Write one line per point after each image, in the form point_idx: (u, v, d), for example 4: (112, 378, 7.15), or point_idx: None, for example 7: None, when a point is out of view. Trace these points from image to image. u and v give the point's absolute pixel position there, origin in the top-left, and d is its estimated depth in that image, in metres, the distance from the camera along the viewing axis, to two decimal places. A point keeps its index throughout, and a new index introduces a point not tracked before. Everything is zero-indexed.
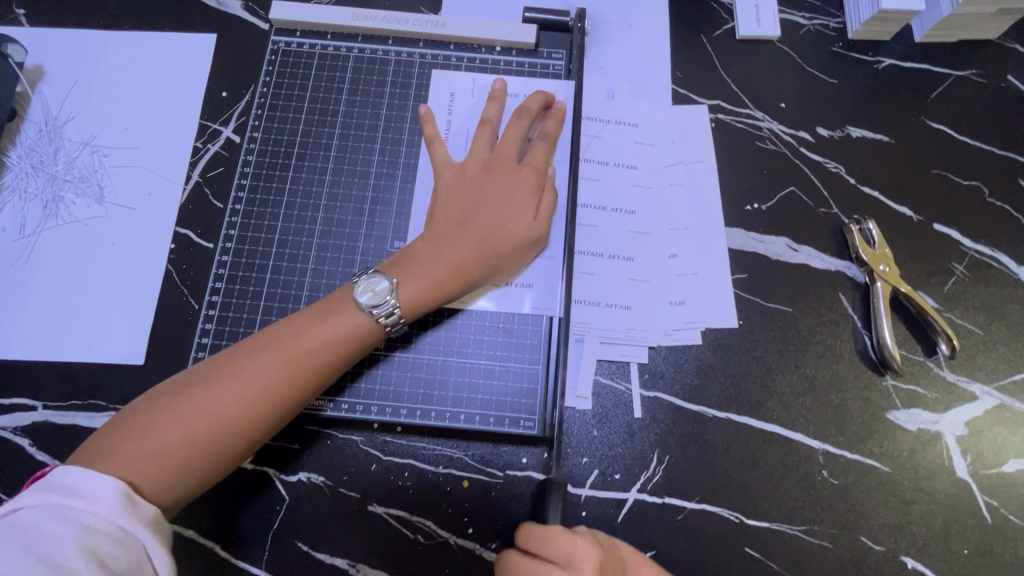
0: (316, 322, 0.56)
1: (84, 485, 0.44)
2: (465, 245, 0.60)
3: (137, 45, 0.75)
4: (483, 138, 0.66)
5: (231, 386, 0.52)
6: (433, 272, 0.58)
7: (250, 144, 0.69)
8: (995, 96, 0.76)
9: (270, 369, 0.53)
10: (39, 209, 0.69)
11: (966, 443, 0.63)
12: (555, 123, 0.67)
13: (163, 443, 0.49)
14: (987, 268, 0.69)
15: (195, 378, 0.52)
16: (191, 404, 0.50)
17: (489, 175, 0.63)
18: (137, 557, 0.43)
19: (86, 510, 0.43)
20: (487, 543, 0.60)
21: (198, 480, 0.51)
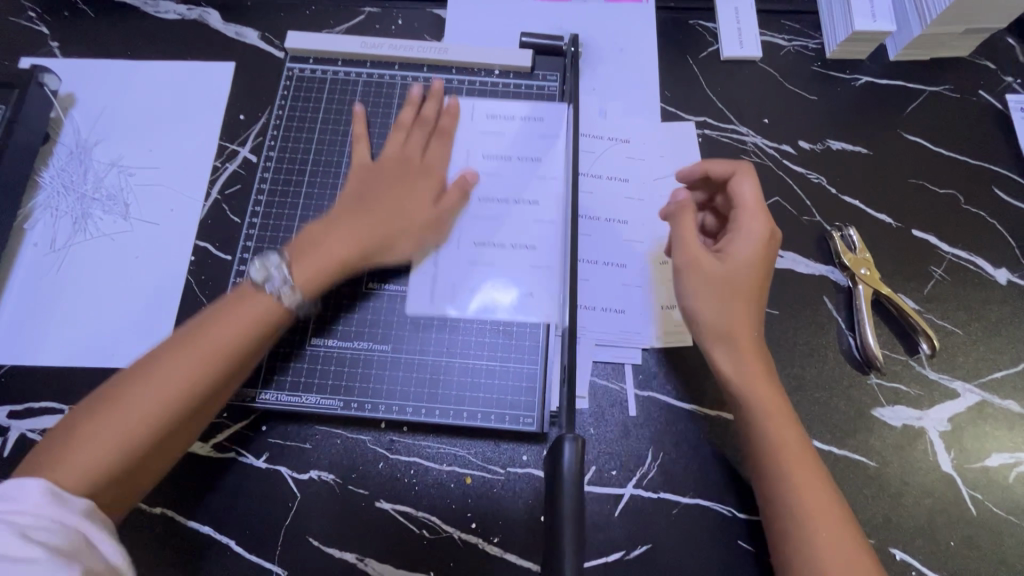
0: (223, 312, 0.57)
1: (9, 493, 0.45)
2: (376, 226, 0.64)
3: (161, 72, 0.81)
4: (408, 140, 0.70)
5: (145, 384, 0.53)
6: (339, 253, 0.62)
7: (266, 162, 0.74)
8: (967, 110, 0.80)
9: (190, 359, 0.54)
10: (68, 225, 0.74)
11: (949, 439, 0.66)
12: (472, 130, 0.72)
13: (81, 450, 0.50)
14: (964, 271, 0.73)
15: (116, 383, 0.53)
16: (105, 409, 0.51)
17: (405, 170, 0.68)
18: (80, 542, 0.45)
19: (17, 510, 0.44)
20: (490, 537, 0.62)
21: (129, 480, 0.52)
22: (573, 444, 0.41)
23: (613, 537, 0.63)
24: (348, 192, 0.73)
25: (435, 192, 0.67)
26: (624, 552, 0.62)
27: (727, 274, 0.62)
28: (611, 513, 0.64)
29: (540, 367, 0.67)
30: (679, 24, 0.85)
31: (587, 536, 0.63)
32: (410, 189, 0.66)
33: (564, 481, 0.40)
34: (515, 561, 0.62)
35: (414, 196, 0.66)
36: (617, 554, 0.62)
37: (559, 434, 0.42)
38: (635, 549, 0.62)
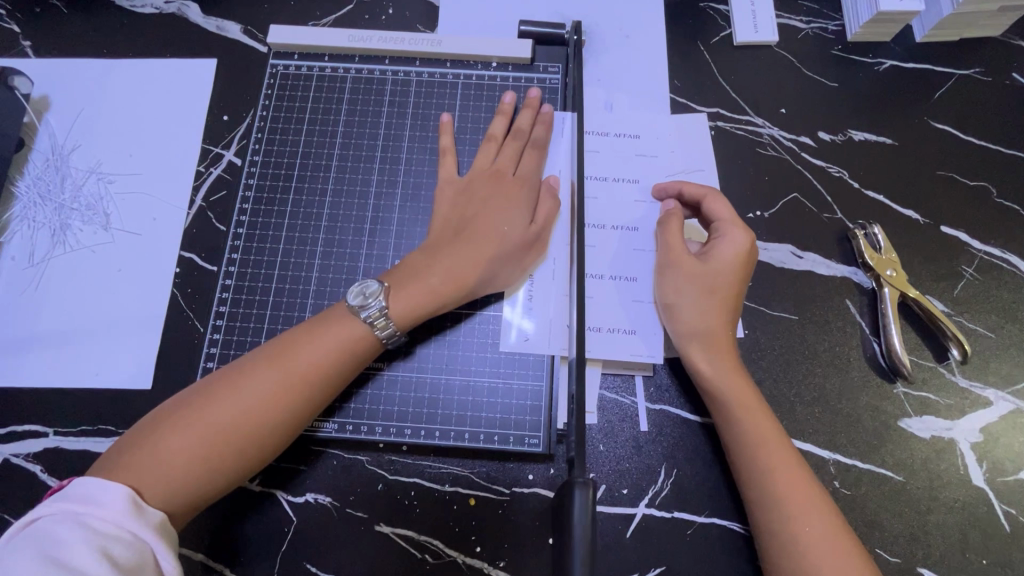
0: (318, 331, 0.56)
1: (94, 492, 0.46)
2: (458, 253, 0.60)
3: (140, 72, 0.76)
4: (486, 152, 0.66)
5: (232, 398, 0.52)
6: (429, 279, 0.59)
7: (250, 167, 0.70)
8: (1000, 95, 0.75)
9: (268, 381, 0.53)
10: (47, 237, 0.70)
11: (981, 451, 0.62)
12: (544, 128, 0.68)
13: (164, 455, 0.49)
14: (997, 270, 0.68)
15: (199, 392, 0.53)
16: (192, 419, 0.51)
17: (484, 186, 0.64)
18: (146, 559, 0.44)
19: (97, 516, 0.44)
20: (496, 561, 0.59)
21: (205, 495, 0.51)
22: (583, 492, 0.39)
23: (625, 560, 0.59)
24: (339, 198, 0.69)
25: (532, 207, 0.64)
26: None
27: (698, 269, 0.62)
28: (622, 534, 0.60)
29: (545, 383, 0.63)
30: (688, 7, 0.79)
31: (598, 559, 0.60)
32: (494, 201, 0.63)
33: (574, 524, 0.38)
34: None
35: (498, 211, 0.62)
36: None
37: (570, 482, 0.40)
38: (648, 573, 0.59)
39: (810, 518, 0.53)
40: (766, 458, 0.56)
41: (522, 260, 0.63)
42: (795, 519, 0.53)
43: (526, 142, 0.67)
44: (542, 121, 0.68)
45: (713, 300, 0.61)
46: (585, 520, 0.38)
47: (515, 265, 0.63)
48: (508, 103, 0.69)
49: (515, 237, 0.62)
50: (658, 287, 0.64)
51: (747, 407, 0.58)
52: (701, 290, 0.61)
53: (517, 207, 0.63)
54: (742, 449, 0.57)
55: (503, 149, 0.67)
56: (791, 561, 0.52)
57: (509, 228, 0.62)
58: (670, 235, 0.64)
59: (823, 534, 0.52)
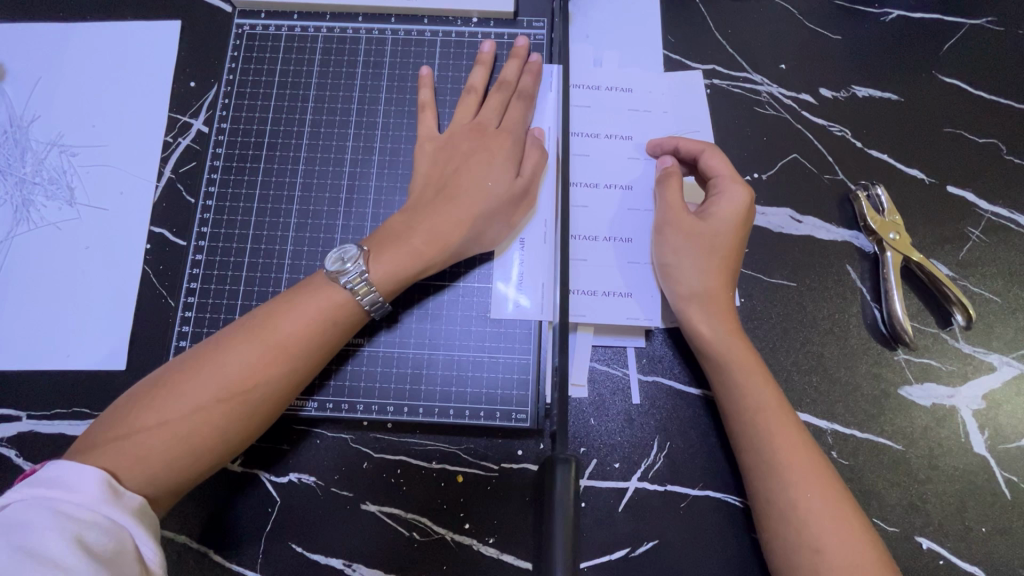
0: (297, 301, 0.53)
1: (68, 477, 0.43)
2: (443, 213, 0.57)
3: (99, 36, 0.72)
4: (467, 106, 0.63)
5: (210, 372, 0.49)
6: (412, 241, 0.56)
7: (218, 136, 0.66)
8: (1012, 45, 0.71)
9: (248, 356, 0.50)
10: (10, 214, 0.67)
11: (983, 417, 0.60)
12: (531, 80, 0.64)
13: (140, 435, 0.46)
14: (1005, 231, 0.65)
15: (176, 368, 0.50)
16: (169, 396, 0.48)
17: (465, 142, 0.61)
18: (125, 547, 0.42)
19: (72, 501, 0.42)
20: (485, 538, 0.58)
21: (188, 475, 0.48)
22: (566, 467, 0.37)
23: (618, 534, 0.58)
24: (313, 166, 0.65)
25: (517, 160, 0.61)
26: (630, 549, 0.58)
27: (699, 228, 0.59)
28: (615, 508, 0.59)
29: (532, 357, 0.61)
30: None
31: (589, 535, 0.58)
32: (477, 155, 0.60)
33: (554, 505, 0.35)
34: (513, 561, 0.57)
35: (483, 166, 0.59)
36: (622, 552, 0.58)
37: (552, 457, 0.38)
38: (641, 547, 0.58)
39: (810, 484, 0.51)
40: (767, 425, 0.54)
41: (511, 215, 0.60)
42: (795, 485, 0.51)
43: (512, 95, 0.64)
44: (529, 72, 0.65)
45: (715, 260, 0.58)
46: (567, 498, 0.36)
47: (503, 221, 0.60)
48: (487, 53, 0.65)
49: (502, 192, 0.59)
50: (655, 249, 0.61)
51: (748, 370, 0.56)
52: (700, 250, 0.58)
53: (502, 160, 0.60)
54: (741, 416, 0.55)
55: (487, 100, 0.63)
56: (793, 530, 0.50)
57: (495, 182, 0.59)
58: (670, 193, 0.61)
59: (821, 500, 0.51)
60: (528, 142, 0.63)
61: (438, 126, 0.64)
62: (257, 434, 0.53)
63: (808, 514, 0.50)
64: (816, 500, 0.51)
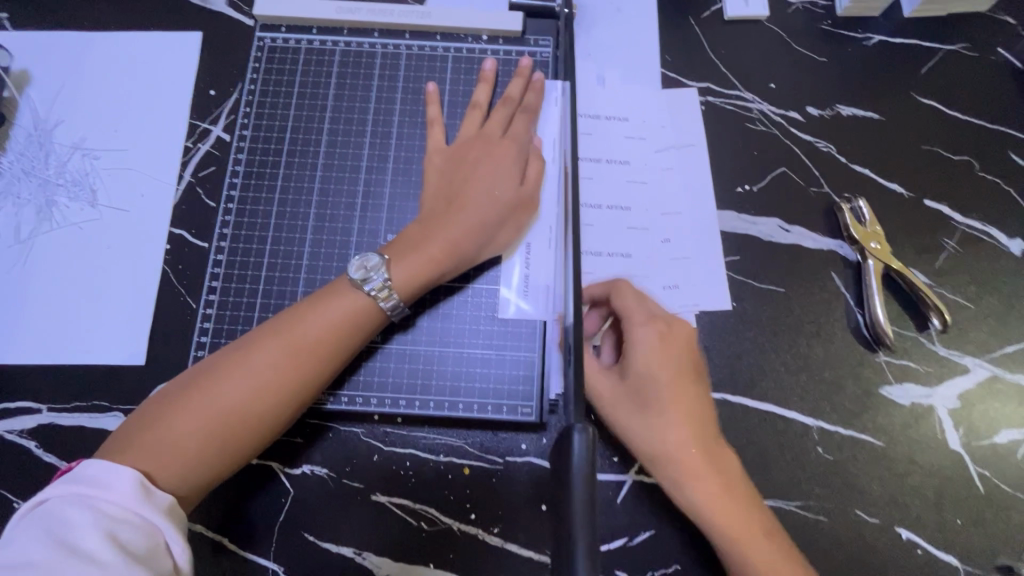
0: (321, 308, 0.56)
1: (102, 476, 0.46)
2: (456, 221, 0.61)
3: (123, 45, 0.75)
4: (473, 120, 0.67)
5: (239, 375, 0.52)
6: (428, 251, 0.59)
7: (240, 143, 0.70)
8: (984, 70, 0.76)
9: (278, 357, 0.54)
10: (33, 214, 0.69)
11: (958, 416, 0.64)
12: (535, 96, 0.68)
13: (175, 435, 0.50)
14: (978, 243, 0.70)
15: (206, 369, 0.53)
16: (201, 397, 0.51)
17: (472, 151, 0.64)
18: (157, 544, 0.45)
19: (107, 500, 0.45)
20: (490, 527, 0.61)
21: (217, 471, 0.52)
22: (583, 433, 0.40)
23: (617, 525, 0.61)
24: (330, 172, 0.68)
25: (522, 169, 0.65)
26: (628, 539, 0.61)
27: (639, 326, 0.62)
28: (614, 500, 0.62)
29: (537, 354, 0.64)
30: None
31: None
32: (484, 162, 0.64)
33: (573, 469, 0.38)
34: (516, 550, 0.60)
35: (488, 172, 0.63)
36: (621, 541, 0.61)
37: (568, 425, 0.40)
38: (639, 536, 0.61)
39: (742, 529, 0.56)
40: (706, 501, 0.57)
41: (518, 222, 0.65)
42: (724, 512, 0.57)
43: (516, 109, 0.68)
44: (533, 89, 0.69)
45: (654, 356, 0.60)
46: (585, 463, 0.38)
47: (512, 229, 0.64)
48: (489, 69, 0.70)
49: (510, 201, 0.63)
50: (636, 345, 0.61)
51: (679, 409, 0.59)
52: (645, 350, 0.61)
53: (509, 168, 0.64)
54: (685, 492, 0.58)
55: (493, 113, 0.67)
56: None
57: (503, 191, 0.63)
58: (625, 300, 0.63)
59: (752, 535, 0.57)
60: (531, 153, 0.67)
61: (446, 139, 0.68)
62: (280, 431, 0.56)
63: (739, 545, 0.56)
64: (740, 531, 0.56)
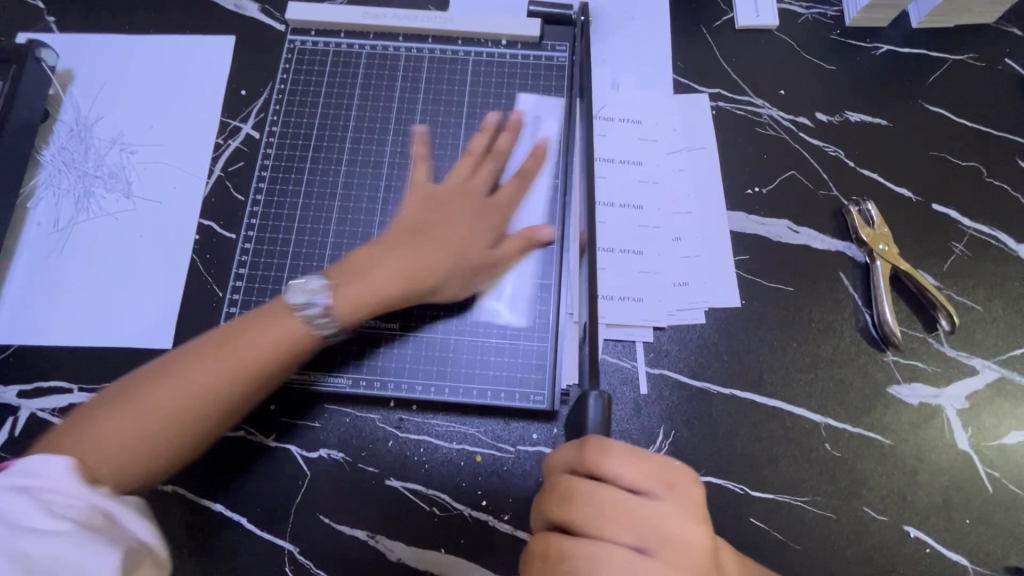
0: (263, 323, 0.55)
1: (35, 467, 0.44)
2: (424, 250, 0.62)
3: (161, 48, 0.79)
4: (464, 166, 0.68)
5: (173, 384, 0.51)
6: (375, 290, 0.59)
7: (269, 138, 0.73)
8: (992, 79, 0.77)
9: (210, 367, 0.52)
10: (71, 204, 0.73)
11: (966, 417, 0.65)
12: (534, 161, 0.69)
13: (104, 437, 0.49)
14: (986, 246, 0.71)
15: (146, 374, 0.52)
16: (130, 404, 0.50)
17: (455, 202, 0.65)
18: (107, 521, 0.43)
19: (43, 487, 0.43)
20: (501, 515, 0.62)
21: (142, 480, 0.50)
22: (598, 400, 0.51)
23: None
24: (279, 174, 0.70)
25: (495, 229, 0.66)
26: None
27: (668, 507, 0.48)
28: None
29: (550, 344, 0.66)
30: None
31: None
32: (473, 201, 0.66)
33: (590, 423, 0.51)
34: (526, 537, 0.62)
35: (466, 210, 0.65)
36: None
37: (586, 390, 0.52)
38: None
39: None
40: None
41: (484, 273, 0.65)
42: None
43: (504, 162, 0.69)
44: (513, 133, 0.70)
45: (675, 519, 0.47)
46: (598, 422, 0.51)
47: (483, 269, 0.65)
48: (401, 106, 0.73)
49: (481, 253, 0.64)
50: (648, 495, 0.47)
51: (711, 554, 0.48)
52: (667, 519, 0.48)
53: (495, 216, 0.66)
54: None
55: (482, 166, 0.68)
56: None
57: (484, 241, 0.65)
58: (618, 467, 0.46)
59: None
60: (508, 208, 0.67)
61: (432, 177, 0.69)
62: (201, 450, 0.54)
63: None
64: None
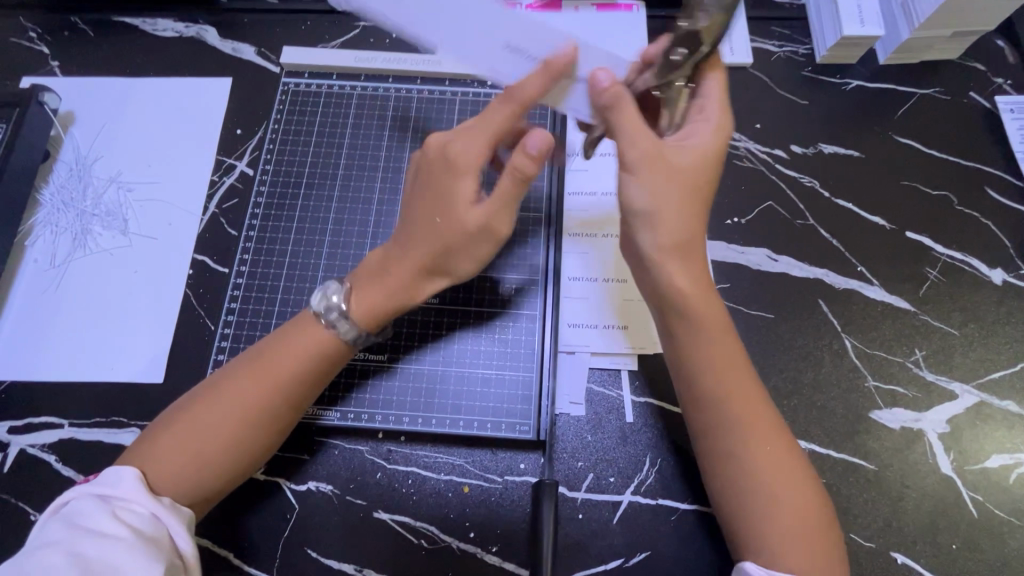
0: (286, 339, 0.55)
1: (110, 477, 0.49)
2: (451, 238, 0.53)
3: (160, 90, 0.82)
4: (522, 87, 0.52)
5: (216, 398, 0.53)
6: (391, 283, 0.56)
7: (262, 176, 0.76)
8: (958, 112, 0.81)
9: (240, 388, 0.53)
10: (69, 241, 0.75)
11: (948, 441, 0.66)
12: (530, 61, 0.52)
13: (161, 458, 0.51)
14: (960, 272, 0.73)
15: (253, 373, 0.54)
16: (217, 409, 0.52)
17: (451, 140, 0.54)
18: (160, 534, 0.47)
19: (119, 500, 0.47)
20: (488, 546, 0.62)
21: (203, 492, 0.52)
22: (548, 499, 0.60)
23: (613, 545, 0.62)
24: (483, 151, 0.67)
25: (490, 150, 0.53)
26: (624, 560, 0.62)
27: None
28: (609, 521, 0.63)
29: (535, 374, 0.67)
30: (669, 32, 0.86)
31: (586, 545, 0.63)
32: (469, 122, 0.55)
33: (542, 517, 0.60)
34: (513, 569, 0.62)
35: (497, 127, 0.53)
36: (617, 562, 0.62)
37: (539, 489, 0.61)
38: (635, 557, 0.62)
39: (761, 437, 0.53)
40: None
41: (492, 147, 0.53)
42: (744, 448, 0.53)
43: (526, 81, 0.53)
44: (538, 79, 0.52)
45: None
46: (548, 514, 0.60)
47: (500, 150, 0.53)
48: (556, 62, 0.51)
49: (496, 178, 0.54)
50: None
51: None
52: None
53: (467, 137, 0.53)
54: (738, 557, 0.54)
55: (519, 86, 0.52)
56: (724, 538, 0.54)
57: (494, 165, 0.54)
58: None
59: (775, 455, 0.53)
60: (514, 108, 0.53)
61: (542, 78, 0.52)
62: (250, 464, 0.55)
63: (793, 523, 0.51)
64: (780, 481, 0.52)
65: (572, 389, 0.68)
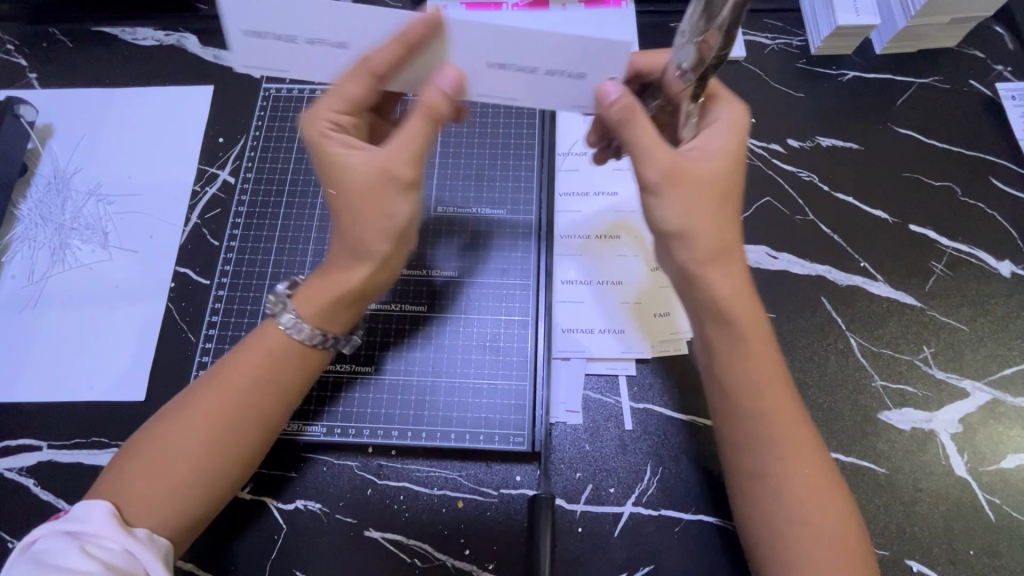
0: (247, 347, 0.54)
1: (79, 512, 0.46)
2: (367, 207, 0.50)
3: (140, 100, 0.80)
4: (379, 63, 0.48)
5: (184, 415, 0.51)
6: (327, 279, 0.54)
7: (244, 184, 0.75)
8: (959, 101, 0.78)
9: (206, 401, 0.51)
10: (47, 257, 0.73)
11: (961, 441, 0.63)
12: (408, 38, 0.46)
13: (130, 483, 0.48)
14: (967, 265, 0.70)
15: (219, 385, 0.52)
16: (185, 426, 0.50)
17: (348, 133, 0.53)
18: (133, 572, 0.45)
19: (89, 537, 0.45)
20: (485, 564, 0.60)
21: (180, 517, 0.49)
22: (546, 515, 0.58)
23: (614, 560, 0.60)
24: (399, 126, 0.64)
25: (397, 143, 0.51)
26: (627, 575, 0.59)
27: None
28: (611, 534, 0.61)
29: (527, 383, 0.65)
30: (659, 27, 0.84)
31: (587, 559, 0.60)
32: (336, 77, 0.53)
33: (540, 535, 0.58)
34: None
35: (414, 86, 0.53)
36: None
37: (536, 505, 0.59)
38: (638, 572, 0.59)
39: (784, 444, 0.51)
40: None
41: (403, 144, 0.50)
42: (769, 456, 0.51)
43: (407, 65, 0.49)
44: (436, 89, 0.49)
45: None
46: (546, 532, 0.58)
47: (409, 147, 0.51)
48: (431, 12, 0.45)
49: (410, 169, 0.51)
50: None
51: None
52: None
53: (331, 96, 0.52)
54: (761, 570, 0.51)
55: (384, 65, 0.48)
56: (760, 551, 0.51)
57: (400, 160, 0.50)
58: None
59: (811, 466, 0.50)
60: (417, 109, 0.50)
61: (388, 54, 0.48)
62: (228, 483, 0.52)
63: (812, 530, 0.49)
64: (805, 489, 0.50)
65: (569, 396, 0.65)
